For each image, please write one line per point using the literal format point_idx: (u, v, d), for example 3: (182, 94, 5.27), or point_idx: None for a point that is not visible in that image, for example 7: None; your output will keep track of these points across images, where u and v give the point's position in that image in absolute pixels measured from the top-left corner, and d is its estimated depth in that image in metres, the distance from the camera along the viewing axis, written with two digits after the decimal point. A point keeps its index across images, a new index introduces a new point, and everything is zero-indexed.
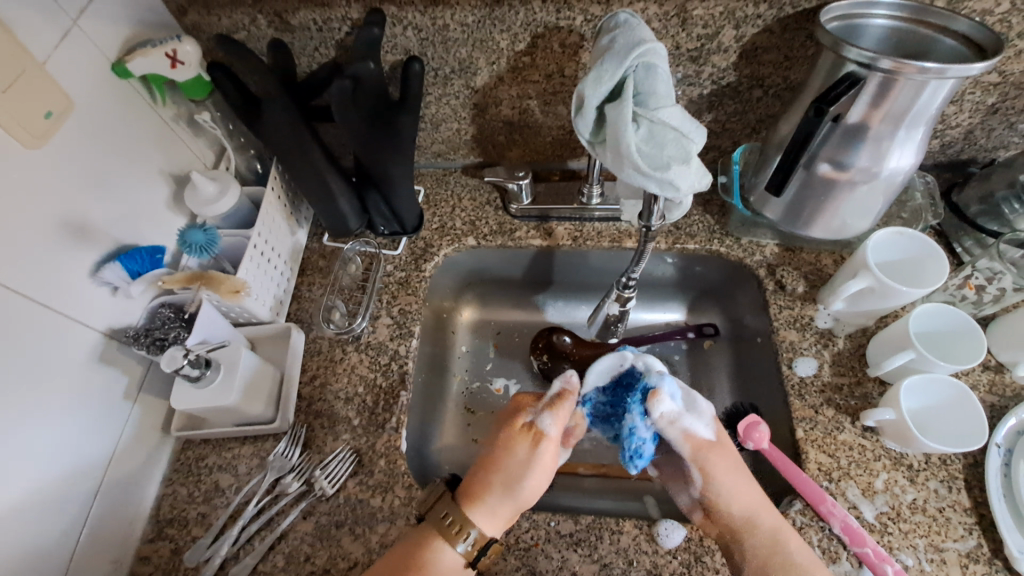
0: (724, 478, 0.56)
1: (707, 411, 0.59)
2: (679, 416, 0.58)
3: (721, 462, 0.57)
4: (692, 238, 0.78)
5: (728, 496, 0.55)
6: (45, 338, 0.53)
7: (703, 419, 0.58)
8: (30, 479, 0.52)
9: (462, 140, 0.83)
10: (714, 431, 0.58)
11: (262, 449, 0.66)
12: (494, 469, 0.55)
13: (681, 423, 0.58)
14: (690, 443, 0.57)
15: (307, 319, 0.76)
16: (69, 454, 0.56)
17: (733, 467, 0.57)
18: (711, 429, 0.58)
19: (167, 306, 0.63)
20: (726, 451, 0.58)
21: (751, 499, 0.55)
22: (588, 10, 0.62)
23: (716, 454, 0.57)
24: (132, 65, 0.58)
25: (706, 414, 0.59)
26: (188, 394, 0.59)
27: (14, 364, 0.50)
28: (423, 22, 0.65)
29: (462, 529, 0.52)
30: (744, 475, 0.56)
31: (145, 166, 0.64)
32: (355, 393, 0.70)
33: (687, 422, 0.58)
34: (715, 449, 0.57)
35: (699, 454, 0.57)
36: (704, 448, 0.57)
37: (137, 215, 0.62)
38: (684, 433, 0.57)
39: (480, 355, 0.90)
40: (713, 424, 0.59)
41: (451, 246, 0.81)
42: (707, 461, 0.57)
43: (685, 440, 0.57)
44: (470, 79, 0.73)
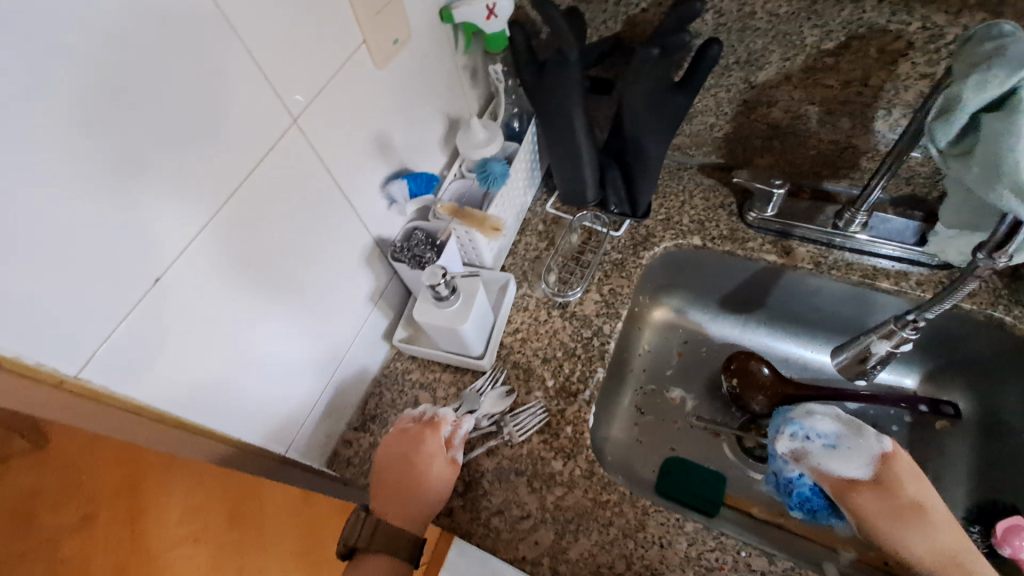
0: (879, 519, 0.52)
1: (858, 450, 0.54)
2: (806, 454, 0.57)
3: (875, 502, 0.52)
4: (970, 297, 0.67)
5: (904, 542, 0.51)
6: (305, 249, 0.56)
7: (849, 459, 0.54)
8: (275, 372, 0.57)
9: (712, 137, 0.80)
10: (874, 472, 0.53)
11: (461, 381, 0.71)
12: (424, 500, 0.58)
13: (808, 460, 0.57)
14: (829, 482, 0.55)
15: (521, 275, 0.79)
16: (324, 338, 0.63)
17: (905, 515, 0.51)
18: (862, 470, 0.54)
19: (421, 231, 0.69)
20: (887, 493, 0.52)
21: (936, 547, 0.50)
22: (931, 17, 0.56)
23: (868, 493, 0.53)
24: (457, 12, 0.65)
25: (861, 454, 0.54)
26: (428, 312, 0.63)
27: (300, 257, 0.56)
28: (729, 7, 0.63)
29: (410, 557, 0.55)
30: (923, 525, 0.51)
31: (436, 104, 0.71)
32: (553, 355, 0.72)
33: (818, 460, 0.56)
34: (869, 489, 0.53)
35: (843, 496, 0.54)
36: (849, 487, 0.54)
37: (421, 146, 0.70)
38: (816, 471, 0.56)
39: (660, 361, 0.88)
40: (872, 465, 0.54)
41: (674, 240, 0.78)
42: (858, 497, 0.53)
43: (823, 479, 0.55)
44: (752, 73, 0.69)
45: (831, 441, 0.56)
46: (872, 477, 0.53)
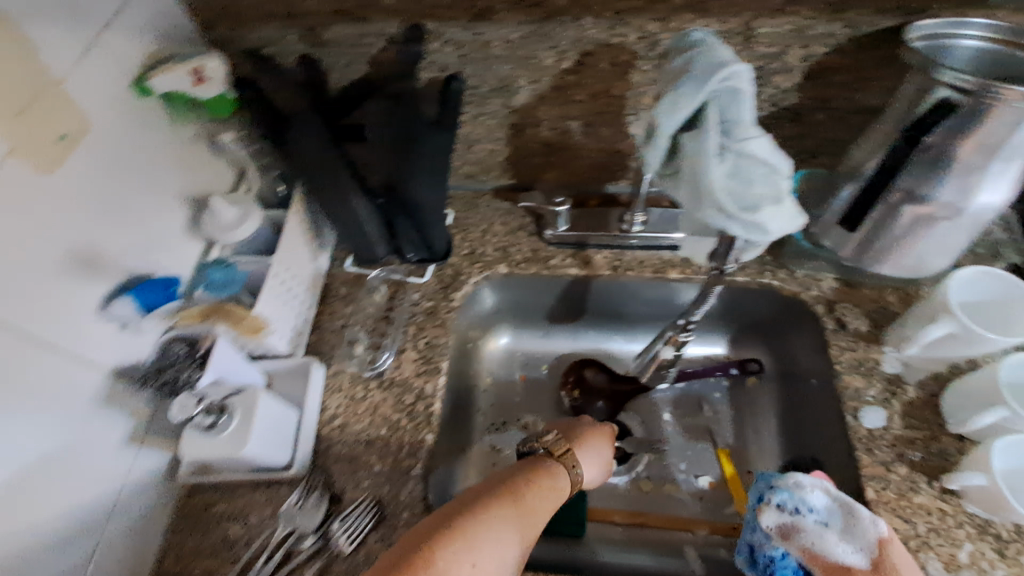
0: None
1: (855, 530, 0.47)
2: (795, 531, 0.48)
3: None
4: (742, 270, 0.73)
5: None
6: None
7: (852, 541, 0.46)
8: None
9: (495, 161, 0.78)
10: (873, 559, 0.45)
11: (277, 497, 0.61)
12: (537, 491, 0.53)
13: (800, 538, 0.48)
14: (822, 564, 0.46)
15: (327, 352, 0.70)
16: (70, 507, 0.51)
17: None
18: (860, 555, 0.46)
19: (180, 341, 0.56)
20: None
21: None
22: (645, 27, 0.57)
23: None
24: (154, 83, 0.54)
25: (855, 535, 0.47)
26: (199, 445, 0.53)
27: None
28: (463, 37, 0.60)
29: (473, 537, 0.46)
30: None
31: (163, 190, 0.59)
32: (378, 435, 0.65)
33: (813, 541, 0.47)
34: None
35: None
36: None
37: (153, 243, 0.58)
38: (810, 554, 0.47)
39: (506, 388, 0.85)
40: (870, 550, 0.46)
41: (482, 274, 0.76)
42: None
43: (814, 560, 0.47)
44: (509, 98, 0.67)
45: (824, 518, 0.48)
46: (870, 564, 0.45)
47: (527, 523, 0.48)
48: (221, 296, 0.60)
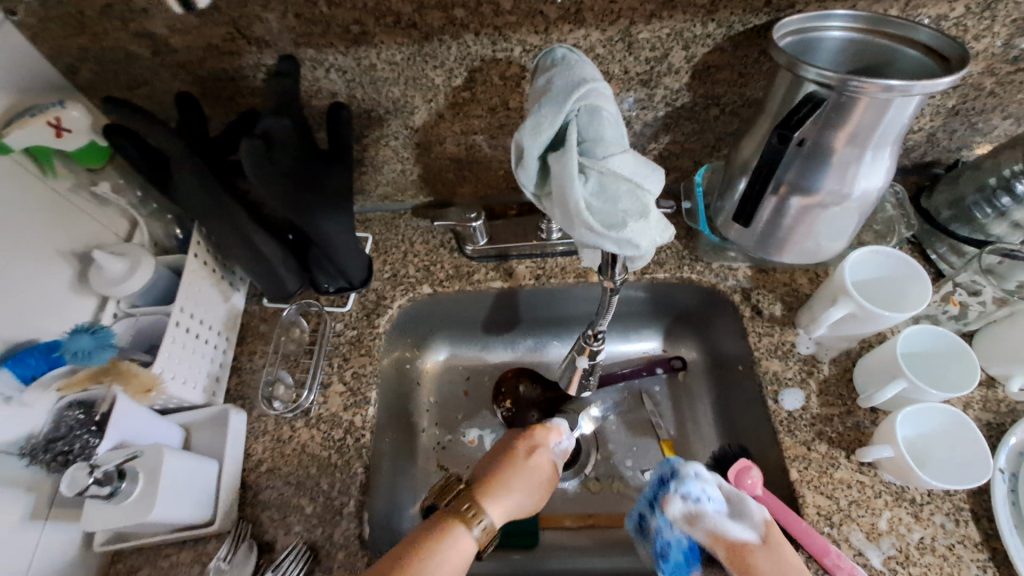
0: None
1: (746, 512, 0.51)
2: (699, 513, 0.51)
3: (768, 562, 0.48)
4: (661, 267, 0.74)
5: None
6: None
7: (744, 518, 0.51)
8: None
9: (408, 181, 0.77)
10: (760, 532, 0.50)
11: (204, 555, 0.58)
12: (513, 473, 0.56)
13: (704, 521, 0.51)
14: (724, 544, 0.50)
15: (249, 395, 0.68)
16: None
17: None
18: (753, 530, 0.50)
19: (76, 407, 0.55)
20: (775, 553, 0.49)
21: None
22: (527, 40, 0.57)
23: (761, 554, 0.49)
24: (9, 139, 0.51)
25: (747, 516, 0.51)
26: (102, 514, 0.50)
27: None
28: (347, 63, 0.59)
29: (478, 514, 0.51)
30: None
31: (40, 250, 0.56)
32: (307, 476, 0.63)
33: (715, 521, 0.51)
34: (759, 549, 0.49)
35: (738, 562, 0.49)
36: (741, 553, 0.49)
37: (31, 309, 0.54)
38: (711, 533, 0.50)
39: (449, 405, 0.83)
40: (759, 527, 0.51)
41: (405, 296, 0.75)
42: (751, 562, 0.49)
43: (717, 540, 0.50)
44: (407, 118, 0.67)
45: (718, 499, 0.52)
46: (761, 538, 0.50)
47: (467, 514, 0.51)
48: (96, 363, 0.54)
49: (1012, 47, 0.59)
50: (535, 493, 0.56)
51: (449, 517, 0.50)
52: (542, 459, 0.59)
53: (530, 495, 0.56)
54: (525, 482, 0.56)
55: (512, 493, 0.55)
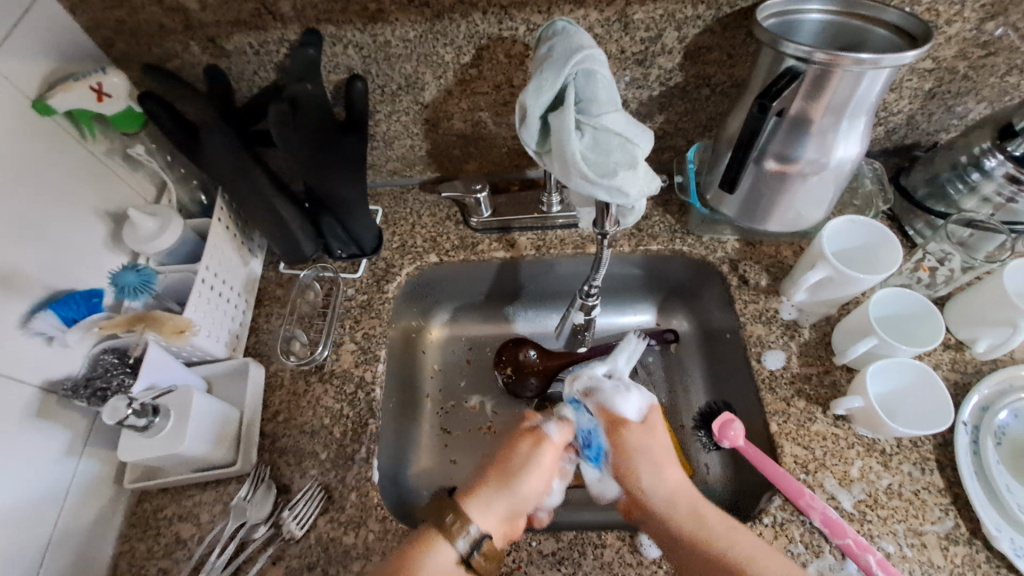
0: (641, 457, 0.57)
1: (636, 394, 0.61)
2: (597, 390, 0.61)
3: (639, 437, 0.58)
4: (654, 239, 0.78)
5: (642, 474, 0.57)
6: None
7: (630, 400, 0.60)
8: None
9: (417, 156, 0.81)
10: (642, 414, 0.60)
11: (225, 495, 0.63)
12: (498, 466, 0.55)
13: (600, 396, 0.61)
14: (607, 414, 0.60)
15: (266, 352, 0.73)
16: (15, 509, 0.53)
17: (654, 450, 0.58)
18: (636, 411, 0.60)
19: (111, 351, 0.60)
20: (647, 432, 0.59)
21: (671, 483, 0.56)
22: (531, 19, 0.62)
23: (635, 430, 0.59)
24: (54, 102, 0.55)
25: (636, 397, 0.61)
26: (136, 445, 0.56)
27: None
28: (364, 39, 0.64)
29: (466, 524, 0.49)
30: (668, 462, 0.57)
31: (78, 207, 0.61)
32: (321, 425, 0.67)
33: (607, 396, 0.61)
34: (635, 426, 0.59)
35: (614, 430, 0.59)
36: (618, 424, 0.59)
37: (71, 261, 0.59)
38: (600, 405, 0.60)
39: (452, 373, 0.86)
40: (642, 409, 0.60)
41: (413, 264, 0.79)
42: (623, 434, 0.59)
43: (602, 411, 0.60)
44: (418, 94, 0.71)
45: (617, 381, 0.62)
46: (640, 419, 0.60)
47: (445, 525, 0.49)
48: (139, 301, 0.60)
49: (982, 32, 0.64)
50: (525, 476, 0.55)
51: (428, 533, 0.49)
52: (518, 443, 0.57)
53: (521, 481, 0.54)
54: (508, 469, 0.55)
55: (496, 492, 0.53)
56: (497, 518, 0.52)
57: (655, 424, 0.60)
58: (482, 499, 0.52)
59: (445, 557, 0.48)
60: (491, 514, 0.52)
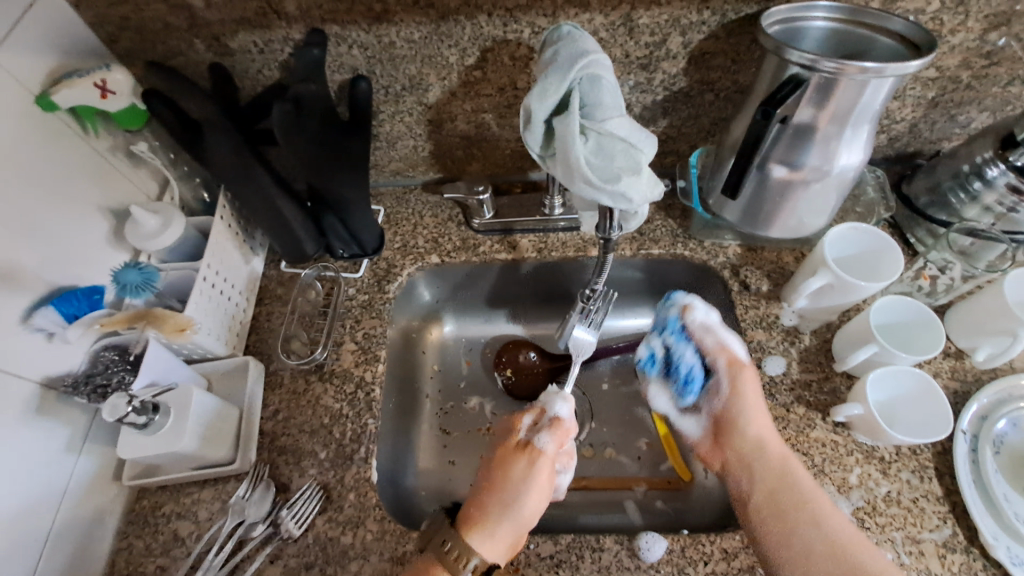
0: (750, 402, 0.63)
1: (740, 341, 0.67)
2: (714, 329, 0.66)
3: (743, 385, 0.64)
4: (656, 243, 0.78)
5: (748, 419, 0.62)
6: None
7: (739, 340, 0.66)
8: None
9: (420, 156, 0.81)
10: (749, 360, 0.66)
11: (223, 493, 0.63)
12: (494, 490, 0.56)
13: (715, 333, 0.66)
14: (725, 355, 0.65)
15: (266, 351, 0.72)
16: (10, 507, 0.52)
17: (745, 400, 0.63)
18: (742, 351, 0.65)
19: (111, 349, 0.60)
20: (752, 373, 0.64)
21: (762, 424, 0.61)
22: (536, 22, 0.62)
23: (744, 375, 0.64)
24: (57, 97, 0.55)
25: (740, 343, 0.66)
26: (136, 442, 0.56)
27: None
28: (369, 40, 0.64)
29: (470, 559, 0.51)
30: (764, 421, 0.62)
31: (81, 203, 0.61)
32: (320, 425, 0.67)
33: (721, 335, 0.66)
34: (745, 370, 0.64)
35: (733, 368, 0.65)
36: (737, 365, 0.65)
37: (73, 257, 0.59)
38: (718, 347, 0.66)
39: (452, 374, 0.86)
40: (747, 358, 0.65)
41: (414, 265, 0.79)
42: (735, 377, 0.64)
43: (720, 351, 0.65)
44: (422, 95, 0.71)
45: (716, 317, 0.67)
46: (748, 359, 0.65)
47: (448, 558, 0.51)
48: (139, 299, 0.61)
49: (985, 41, 0.64)
50: (524, 497, 0.55)
51: (432, 563, 0.51)
52: (514, 462, 0.58)
53: (524, 503, 0.55)
54: (508, 495, 0.55)
55: (500, 521, 0.54)
56: (502, 546, 0.53)
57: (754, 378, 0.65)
58: (485, 530, 0.53)
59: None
60: (496, 542, 0.53)
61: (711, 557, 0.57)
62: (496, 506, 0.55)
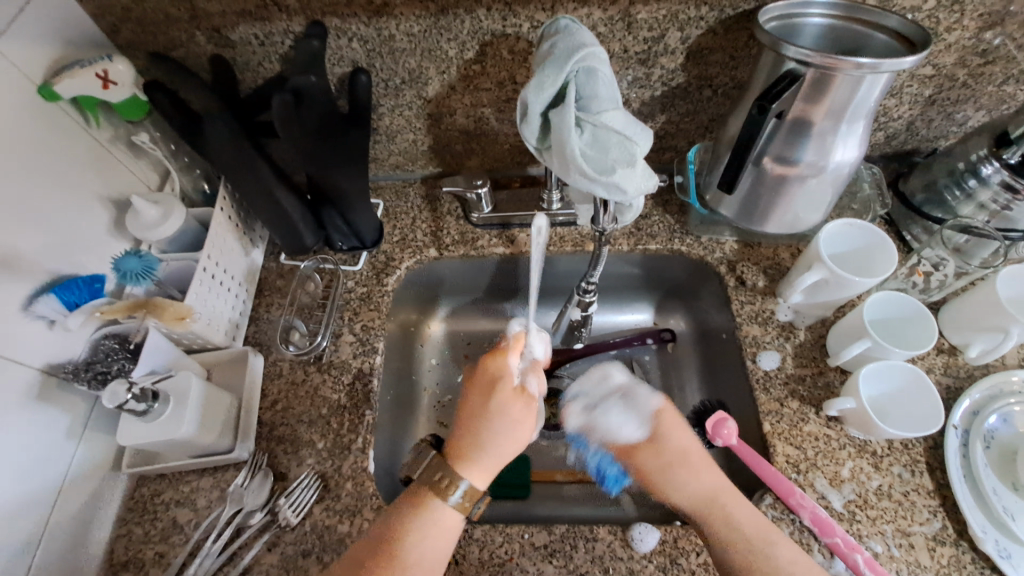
0: (659, 468, 0.58)
1: (633, 411, 0.61)
2: (596, 421, 0.64)
3: (653, 456, 0.59)
4: (653, 238, 0.78)
5: (672, 487, 0.57)
6: None
7: (626, 419, 0.61)
8: None
9: (419, 151, 0.82)
10: (646, 430, 0.60)
11: (222, 481, 0.63)
12: (483, 429, 0.54)
13: (597, 425, 0.64)
14: (614, 446, 0.62)
15: (265, 342, 0.73)
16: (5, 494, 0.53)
17: (672, 464, 0.58)
18: (635, 431, 0.60)
19: (112, 337, 0.61)
20: (657, 448, 0.59)
21: (701, 489, 0.56)
22: (534, 16, 0.62)
23: (646, 449, 0.59)
24: (59, 88, 0.56)
25: (634, 414, 0.61)
26: (136, 429, 0.57)
27: None
28: (368, 33, 0.64)
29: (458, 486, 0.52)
30: (693, 471, 0.57)
31: (83, 192, 0.62)
32: (318, 415, 0.67)
33: (607, 425, 0.63)
34: (643, 446, 0.60)
35: (626, 452, 0.61)
36: (628, 447, 0.61)
37: (77, 245, 0.60)
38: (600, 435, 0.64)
39: (450, 366, 0.86)
40: (646, 424, 0.60)
41: (413, 258, 0.80)
42: (636, 454, 0.60)
43: (609, 445, 0.63)
44: (421, 89, 0.72)
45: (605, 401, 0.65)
46: (644, 436, 0.60)
47: (438, 486, 0.52)
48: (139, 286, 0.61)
49: (982, 40, 0.64)
50: (511, 432, 0.54)
51: (423, 493, 0.52)
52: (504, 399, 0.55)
53: (496, 433, 0.54)
54: (487, 421, 0.54)
55: (484, 451, 0.53)
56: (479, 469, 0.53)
57: (668, 433, 0.60)
58: (479, 468, 0.53)
59: (438, 514, 0.51)
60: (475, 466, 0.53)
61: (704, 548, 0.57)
62: (488, 449, 0.53)
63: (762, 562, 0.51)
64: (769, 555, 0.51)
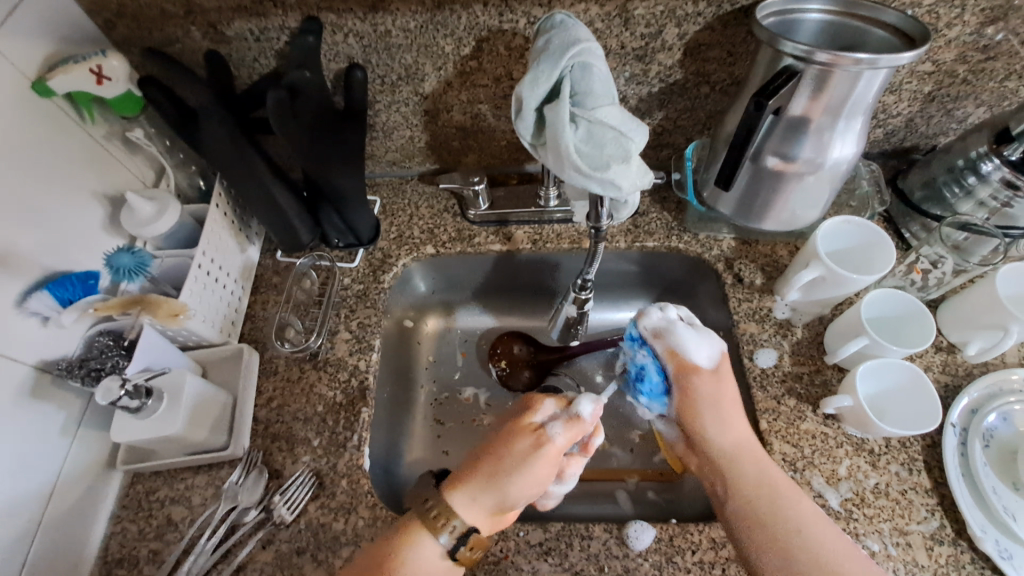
0: (707, 399, 0.58)
1: (709, 341, 0.61)
2: (668, 331, 0.61)
3: (709, 387, 0.59)
4: (651, 236, 0.78)
5: (711, 425, 0.58)
6: None
7: (703, 345, 0.60)
8: None
9: (416, 147, 0.81)
10: (713, 362, 0.60)
11: (217, 478, 0.63)
12: (489, 469, 0.53)
13: (670, 338, 0.61)
14: (677, 362, 0.60)
15: (261, 339, 0.73)
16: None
17: (721, 401, 0.58)
18: (710, 358, 0.60)
19: (106, 334, 0.61)
20: (718, 381, 0.59)
21: (737, 440, 0.57)
22: (531, 12, 0.62)
23: (705, 379, 0.59)
24: (52, 83, 0.56)
25: (709, 345, 0.61)
26: (130, 427, 0.57)
27: None
28: (364, 29, 0.64)
29: (449, 521, 0.51)
30: (735, 415, 0.58)
31: (77, 188, 0.61)
32: (314, 412, 0.67)
33: (680, 341, 0.60)
34: (707, 374, 0.60)
35: (684, 374, 0.60)
36: (689, 370, 0.59)
37: (71, 241, 0.60)
38: (669, 350, 0.61)
39: (447, 364, 0.86)
40: (715, 357, 0.60)
41: (409, 256, 0.79)
42: (694, 381, 0.59)
43: (672, 358, 0.61)
44: (418, 85, 0.71)
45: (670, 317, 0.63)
46: (712, 367, 0.60)
47: (429, 518, 0.51)
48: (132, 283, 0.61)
49: (982, 36, 0.64)
50: (518, 477, 0.52)
51: (411, 520, 0.52)
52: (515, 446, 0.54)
53: (511, 482, 0.52)
54: (500, 469, 0.53)
55: (483, 489, 0.52)
56: (483, 513, 0.52)
57: (726, 372, 0.60)
58: (470, 502, 0.52)
59: (427, 549, 0.50)
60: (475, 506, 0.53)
61: (699, 546, 0.57)
62: (490, 493, 0.52)
63: (783, 518, 0.51)
64: (791, 512, 0.51)
